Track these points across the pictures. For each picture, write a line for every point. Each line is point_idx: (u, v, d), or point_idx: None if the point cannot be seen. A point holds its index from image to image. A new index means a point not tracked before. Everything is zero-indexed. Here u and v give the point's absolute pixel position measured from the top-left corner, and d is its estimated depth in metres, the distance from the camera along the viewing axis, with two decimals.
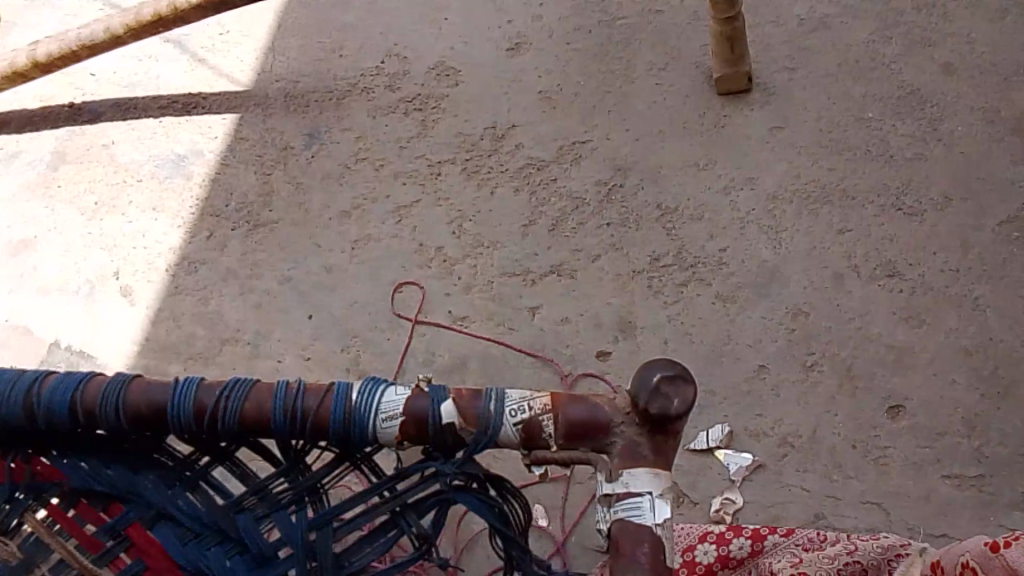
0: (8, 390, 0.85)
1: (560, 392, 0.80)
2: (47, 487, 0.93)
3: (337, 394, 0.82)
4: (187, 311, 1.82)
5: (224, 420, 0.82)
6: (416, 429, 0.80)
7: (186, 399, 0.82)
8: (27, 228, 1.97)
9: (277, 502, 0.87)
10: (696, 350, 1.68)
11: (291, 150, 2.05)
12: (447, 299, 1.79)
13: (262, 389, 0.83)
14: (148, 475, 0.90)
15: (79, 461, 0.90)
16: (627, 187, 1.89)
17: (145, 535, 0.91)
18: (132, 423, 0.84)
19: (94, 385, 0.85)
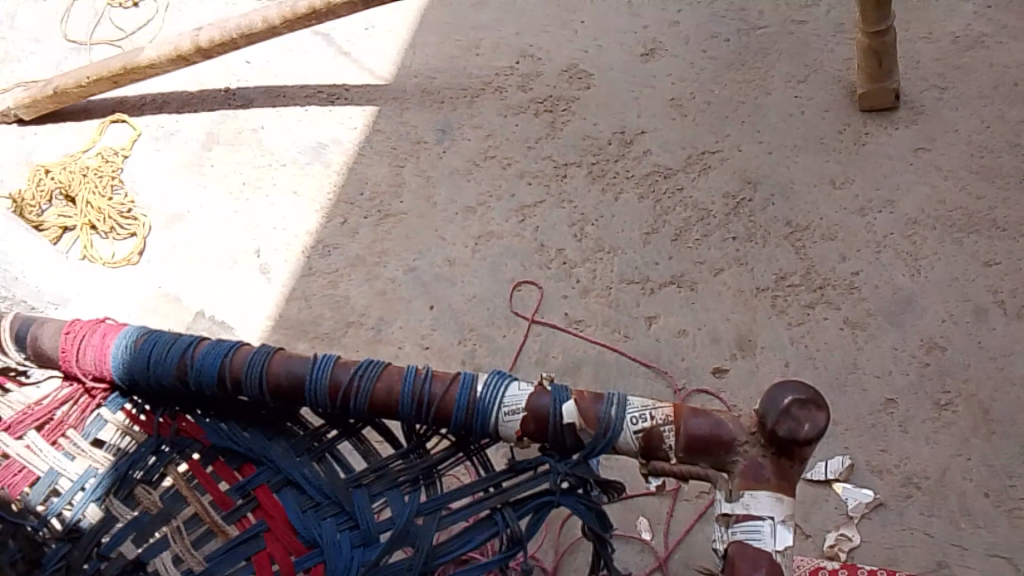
0: (167, 353, 0.94)
1: (683, 405, 0.80)
2: (190, 444, 1.02)
3: (463, 383, 0.86)
4: (318, 292, 1.91)
5: (357, 399, 0.88)
6: (536, 426, 0.83)
7: (322, 375, 0.89)
8: (181, 203, 2.13)
9: (392, 481, 0.93)
10: (818, 376, 1.63)
11: (423, 145, 2.12)
12: (565, 300, 1.80)
13: (391, 372, 0.88)
14: (281, 442, 0.98)
15: (221, 423, 1.00)
16: (756, 202, 1.86)
17: (271, 499, 0.98)
18: (272, 393, 0.91)
19: (240, 354, 0.92)
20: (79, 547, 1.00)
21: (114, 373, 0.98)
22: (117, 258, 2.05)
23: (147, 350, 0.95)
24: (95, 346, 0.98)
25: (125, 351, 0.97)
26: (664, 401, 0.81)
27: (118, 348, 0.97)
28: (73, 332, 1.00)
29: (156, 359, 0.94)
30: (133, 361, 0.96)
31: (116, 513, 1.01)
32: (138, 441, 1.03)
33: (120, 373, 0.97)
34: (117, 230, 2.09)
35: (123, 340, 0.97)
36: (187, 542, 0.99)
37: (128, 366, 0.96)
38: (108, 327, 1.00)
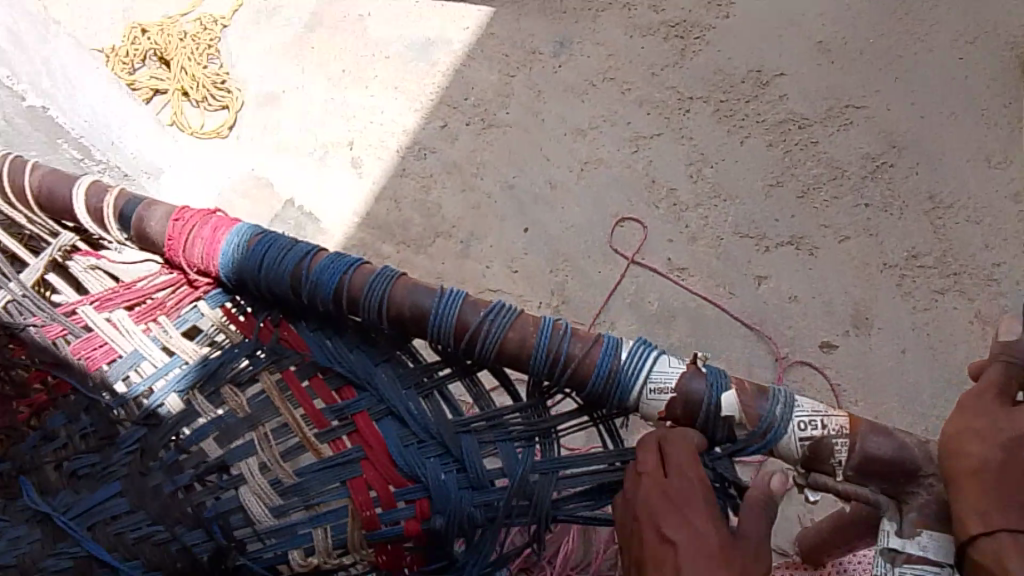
0: (287, 261, 0.92)
1: (860, 418, 0.77)
2: (290, 354, 0.97)
3: (604, 347, 0.82)
4: (409, 196, 1.81)
5: (485, 344, 0.85)
6: (684, 410, 0.80)
7: (451, 312, 0.86)
8: (277, 83, 2.03)
9: (506, 432, 0.89)
10: (937, 371, 1.49)
11: (538, 55, 1.97)
12: (669, 245, 1.67)
13: (525, 322, 0.85)
14: (387, 369, 0.94)
15: (326, 339, 0.96)
16: (897, 168, 1.69)
17: (370, 426, 0.92)
18: (392, 320, 0.89)
19: (362, 276, 0.90)
20: (156, 435, 0.95)
21: (223, 270, 0.96)
22: (206, 129, 2.00)
23: (265, 254, 0.93)
24: (204, 238, 0.97)
25: (239, 251, 0.94)
26: (837, 408, 0.78)
27: (230, 245, 0.95)
28: (181, 220, 0.98)
29: (273, 265, 0.92)
30: (245, 262, 0.93)
31: (198, 409, 0.97)
32: (235, 342, 0.99)
33: (230, 272, 0.95)
34: (210, 100, 2.02)
35: (237, 238, 0.95)
36: (276, 452, 0.94)
37: (241, 267, 0.94)
38: (221, 221, 0.98)
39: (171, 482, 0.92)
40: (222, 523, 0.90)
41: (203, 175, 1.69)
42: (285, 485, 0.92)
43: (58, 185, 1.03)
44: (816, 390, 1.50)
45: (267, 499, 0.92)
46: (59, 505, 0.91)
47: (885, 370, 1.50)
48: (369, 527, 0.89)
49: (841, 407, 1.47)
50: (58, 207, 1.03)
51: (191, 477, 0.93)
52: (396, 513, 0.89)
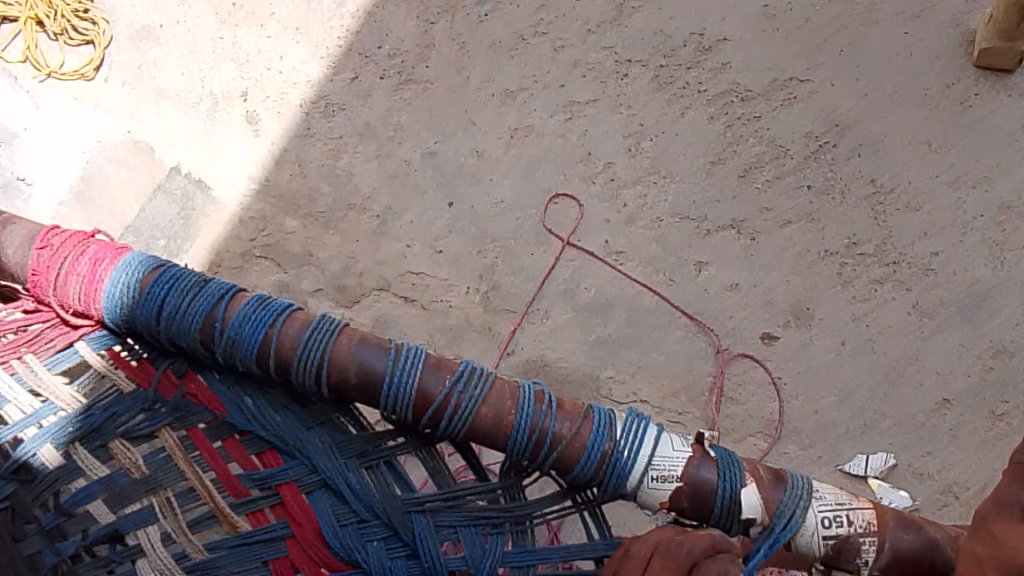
0: (196, 308, 0.75)
1: (886, 509, 0.70)
2: (199, 411, 0.79)
3: (596, 425, 0.71)
4: (316, 160, 1.61)
5: (454, 418, 0.72)
6: (692, 504, 0.70)
7: (409, 380, 0.72)
8: (153, 14, 1.73)
9: (468, 515, 0.75)
10: (876, 365, 1.45)
11: (461, 2, 1.77)
12: (606, 226, 1.55)
13: (502, 394, 0.73)
14: (322, 435, 0.78)
15: (245, 397, 0.78)
16: (839, 149, 1.62)
17: (298, 499, 0.77)
18: (332, 386, 0.74)
19: (293, 330, 0.74)
20: (29, 493, 0.79)
21: (109, 315, 0.78)
22: (65, 69, 1.66)
23: (165, 300, 0.75)
24: (82, 274, 0.79)
25: (131, 294, 0.76)
26: (861, 499, 0.70)
27: (119, 287, 0.77)
28: (48, 248, 0.79)
29: (177, 314, 0.75)
30: (140, 309, 0.76)
31: (81, 467, 0.79)
32: (126, 392, 0.80)
33: (121, 320, 0.77)
34: (70, 33, 1.70)
35: (127, 278, 0.77)
36: (181, 523, 0.78)
37: (134, 315, 0.76)
38: (102, 252, 0.80)
39: (53, 551, 0.79)
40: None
41: (65, 148, 1.57)
42: (193, 562, 0.77)
43: None
44: (756, 383, 1.44)
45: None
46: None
47: (823, 363, 1.45)
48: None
49: (781, 403, 1.42)
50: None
51: (77, 546, 0.79)
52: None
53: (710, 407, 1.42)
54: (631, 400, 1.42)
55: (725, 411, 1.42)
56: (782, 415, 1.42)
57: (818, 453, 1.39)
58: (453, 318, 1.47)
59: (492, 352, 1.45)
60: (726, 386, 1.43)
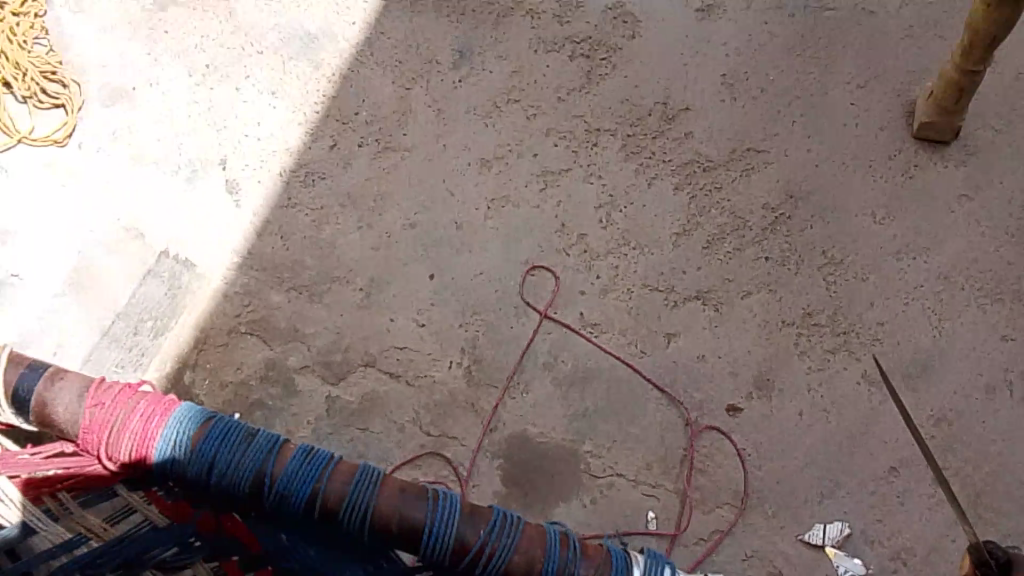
0: (248, 462, 0.95)
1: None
2: (235, 546, 0.99)
3: (616, 566, 0.93)
4: (299, 232, 1.63)
5: (489, 562, 0.93)
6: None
7: (451, 530, 0.92)
8: (125, 75, 1.74)
9: None
10: (831, 433, 1.54)
11: (436, 66, 1.82)
12: (582, 298, 1.63)
13: (529, 540, 0.93)
14: (355, 568, 0.98)
15: (281, 534, 0.98)
16: (794, 220, 1.75)
17: None
18: (380, 533, 0.93)
19: (347, 484, 0.94)
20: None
21: (156, 464, 0.96)
22: (37, 135, 1.67)
23: (218, 454, 0.95)
24: (133, 430, 0.96)
25: (183, 450, 0.96)
26: None
27: (170, 443, 0.96)
28: (99, 406, 0.97)
29: (231, 466, 0.95)
30: (194, 462, 0.95)
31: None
32: (162, 525, 0.98)
33: (171, 470, 0.96)
34: (40, 95, 1.69)
35: (180, 434, 0.97)
36: None
37: (187, 468, 0.95)
38: (152, 408, 0.98)
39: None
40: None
41: (58, 238, 1.57)
42: None
43: None
44: (722, 454, 1.52)
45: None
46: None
47: (785, 434, 1.54)
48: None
49: (746, 473, 1.51)
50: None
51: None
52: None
53: (681, 480, 1.50)
54: (609, 472, 1.49)
55: (695, 483, 1.50)
56: (747, 485, 1.50)
57: (782, 522, 1.47)
58: (439, 394, 1.53)
59: (476, 430, 1.51)
60: (696, 457, 1.52)
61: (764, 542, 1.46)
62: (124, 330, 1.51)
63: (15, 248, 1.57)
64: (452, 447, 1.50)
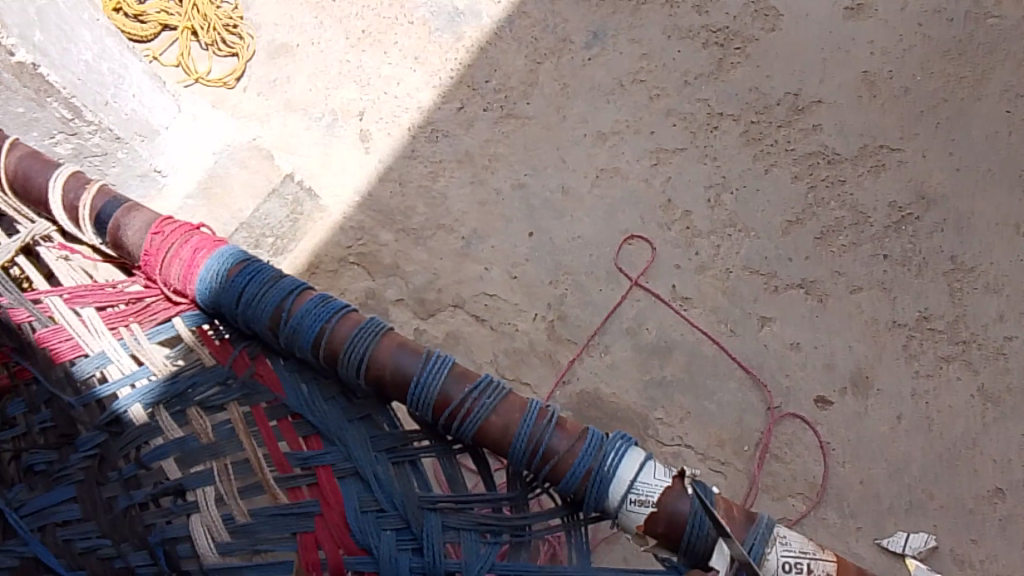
0: (269, 298, 0.87)
1: (848, 565, 0.74)
2: (262, 392, 0.92)
3: (587, 445, 0.78)
4: (415, 180, 1.73)
5: (465, 422, 0.81)
6: (665, 530, 0.74)
7: (435, 384, 0.82)
8: (293, 34, 1.94)
9: (473, 521, 0.84)
10: (931, 445, 1.44)
11: (568, 44, 1.88)
12: (675, 271, 1.62)
13: (508, 406, 0.81)
14: (361, 428, 0.89)
15: (301, 385, 0.91)
16: (922, 222, 1.63)
17: (332, 482, 0.87)
18: (371, 380, 0.85)
19: (345, 329, 0.86)
20: (117, 444, 0.91)
21: (199, 294, 0.92)
22: (213, 76, 1.90)
23: (246, 288, 0.89)
24: (183, 258, 0.93)
25: (218, 280, 0.90)
26: None
27: (210, 273, 0.91)
28: (161, 234, 0.96)
29: (253, 300, 0.88)
30: (225, 292, 0.89)
31: (161, 426, 0.91)
32: (206, 365, 0.94)
33: (208, 299, 0.91)
34: (220, 45, 1.93)
35: (218, 266, 0.91)
36: (234, 487, 0.88)
37: (219, 297, 0.90)
38: (202, 243, 0.95)
39: (126, 496, 0.88)
40: (167, 549, 0.85)
41: (212, 140, 1.62)
42: (237, 524, 0.86)
43: (35, 174, 1.04)
44: (803, 444, 1.46)
45: (217, 534, 0.86)
46: (12, 500, 0.87)
47: (876, 436, 1.46)
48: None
49: (826, 467, 1.44)
50: (32, 195, 1.04)
51: (146, 495, 0.87)
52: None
53: (753, 462, 1.45)
54: (678, 442, 1.46)
55: (768, 468, 1.44)
56: (826, 479, 1.43)
57: (860, 524, 1.39)
58: (519, 341, 1.56)
59: (550, 379, 1.52)
60: (772, 444, 1.46)
61: (835, 539, 1.38)
62: (246, 241, 1.58)
63: (167, 138, 1.54)
64: (524, 392, 1.52)
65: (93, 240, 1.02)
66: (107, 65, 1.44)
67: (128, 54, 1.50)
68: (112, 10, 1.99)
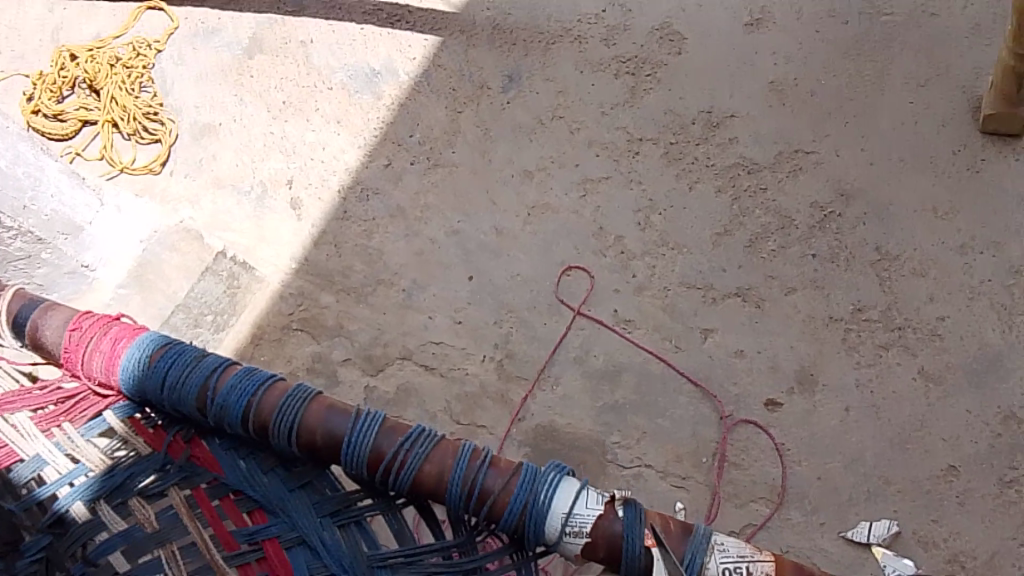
0: (194, 378, 0.89)
1: (786, 563, 0.76)
2: (201, 472, 0.91)
3: (520, 480, 0.82)
4: (351, 240, 1.74)
5: (400, 473, 0.84)
6: (607, 555, 0.79)
7: (367, 441, 0.85)
8: (214, 113, 1.95)
9: (423, 572, 0.85)
10: (881, 431, 1.47)
11: (486, 90, 1.93)
12: (616, 296, 1.64)
13: (440, 452, 0.85)
14: (302, 497, 0.89)
15: (239, 459, 0.91)
16: (845, 218, 1.68)
17: (279, 554, 0.86)
18: (304, 446, 0.87)
19: (273, 398, 0.88)
20: (63, 544, 0.88)
21: (122, 384, 0.93)
22: (137, 164, 1.90)
23: (169, 371, 0.90)
24: (104, 350, 0.94)
25: (141, 367, 0.91)
26: None
27: (132, 361, 0.92)
28: (79, 329, 0.96)
29: (179, 382, 0.90)
30: (149, 378, 0.91)
31: (105, 521, 0.89)
32: (143, 454, 0.92)
33: (133, 387, 0.92)
34: (142, 133, 1.93)
35: (139, 353, 0.93)
36: (184, 572, 0.86)
37: (143, 383, 0.91)
38: (122, 332, 0.96)
39: None
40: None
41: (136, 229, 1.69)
42: None
43: None
44: (760, 448, 1.48)
45: None
46: None
47: (829, 431, 1.48)
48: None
49: (784, 467, 1.46)
50: None
51: None
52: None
53: (713, 473, 1.46)
54: (637, 463, 1.48)
55: (727, 477, 1.46)
56: (785, 480, 1.45)
57: (822, 519, 1.41)
58: (470, 384, 1.57)
59: (505, 418, 1.53)
60: (729, 451, 1.48)
61: (800, 538, 1.40)
62: (184, 322, 1.61)
63: (93, 232, 1.62)
64: (481, 436, 1.53)
65: (12, 345, 1.01)
66: (23, 170, 1.55)
67: (43, 156, 1.60)
68: (32, 112, 1.99)
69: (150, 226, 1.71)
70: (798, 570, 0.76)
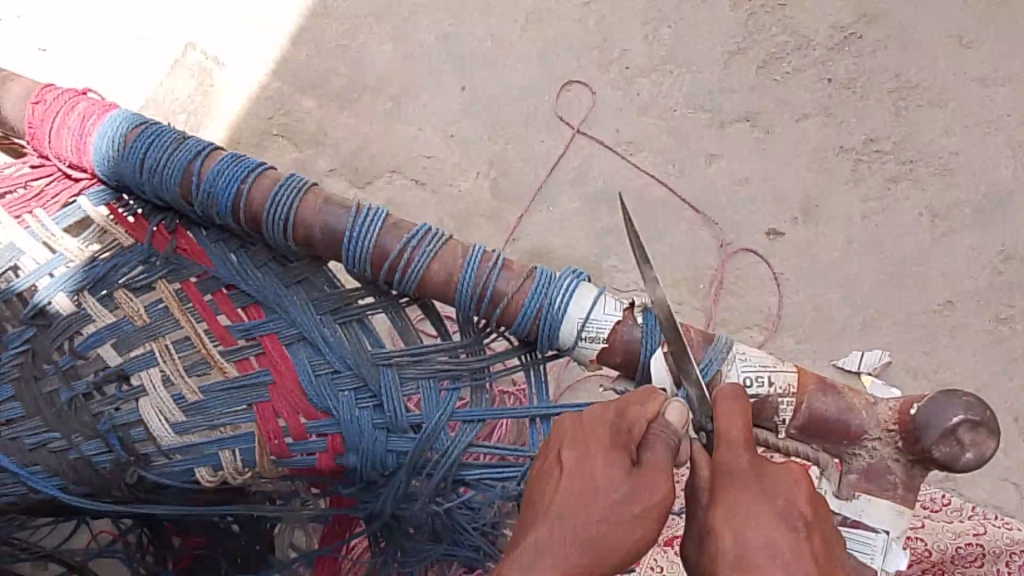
0: (175, 163, 0.80)
1: (811, 373, 0.70)
2: (189, 266, 0.84)
3: (535, 284, 0.76)
4: (332, 41, 1.60)
5: (405, 273, 0.78)
6: (623, 360, 0.74)
7: (369, 239, 0.78)
8: None
9: (430, 370, 0.80)
10: (880, 263, 1.45)
11: None
12: (618, 115, 1.55)
13: (449, 251, 0.78)
14: (300, 292, 0.83)
15: (230, 254, 0.84)
16: (865, 40, 1.58)
17: (279, 349, 0.81)
18: (300, 241, 0.80)
19: (264, 188, 0.80)
20: (48, 337, 0.83)
21: (97, 167, 0.84)
22: None
23: (148, 153, 0.81)
24: (73, 128, 0.85)
25: (116, 149, 0.82)
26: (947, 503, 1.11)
27: (105, 141, 0.83)
28: (42, 103, 0.86)
29: (158, 167, 0.81)
30: (126, 161, 0.81)
31: (91, 313, 0.84)
32: (125, 245, 0.85)
33: (108, 169, 0.83)
34: None
35: (112, 131, 0.83)
36: (179, 366, 0.81)
37: (120, 166, 0.82)
38: (91, 109, 0.85)
39: (67, 389, 0.81)
40: (122, 435, 0.80)
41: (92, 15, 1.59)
42: (189, 403, 0.80)
43: None
44: (757, 278, 1.45)
45: (169, 414, 0.80)
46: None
47: (827, 262, 1.46)
48: (278, 456, 0.79)
49: (781, 296, 1.44)
50: None
51: (89, 385, 0.81)
52: (307, 445, 0.79)
53: (709, 300, 1.44)
54: (633, 288, 1.45)
55: (723, 305, 1.44)
56: (781, 309, 1.44)
57: (814, 348, 1.42)
58: (463, 203, 1.50)
59: (499, 238, 1.48)
60: (726, 279, 1.45)
61: (791, 365, 1.41)
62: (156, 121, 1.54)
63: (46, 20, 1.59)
64: None
65: None
66: None
67: None
68: None
69: (116, 13, 1.60)
70: (823, 381, 0.70)
